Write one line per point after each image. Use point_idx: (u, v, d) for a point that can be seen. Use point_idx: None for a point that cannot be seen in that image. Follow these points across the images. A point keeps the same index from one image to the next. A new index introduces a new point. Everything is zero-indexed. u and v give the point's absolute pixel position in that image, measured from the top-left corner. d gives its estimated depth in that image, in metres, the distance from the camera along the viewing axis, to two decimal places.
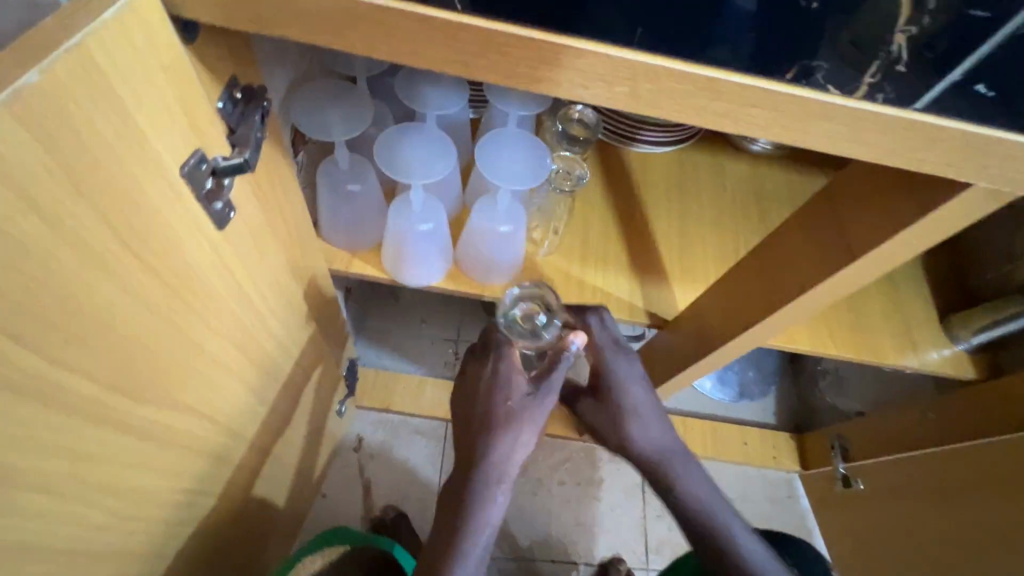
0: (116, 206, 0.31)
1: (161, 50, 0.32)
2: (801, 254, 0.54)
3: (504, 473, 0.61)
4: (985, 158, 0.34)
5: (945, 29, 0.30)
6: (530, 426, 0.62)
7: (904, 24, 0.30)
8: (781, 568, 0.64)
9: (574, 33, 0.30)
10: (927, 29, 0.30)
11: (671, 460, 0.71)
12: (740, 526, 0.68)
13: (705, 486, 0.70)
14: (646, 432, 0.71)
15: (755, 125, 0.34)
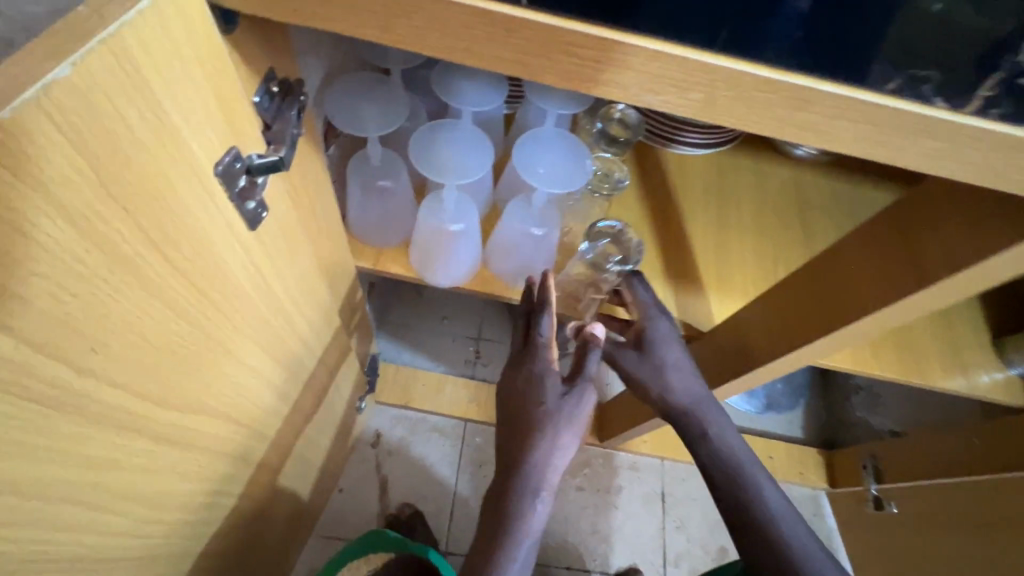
0: (147, 207, 0.29)
1: (200, 41, 0.30)
2: (864, 272, 0.50)
3: (544, 479, 0.59)
4: None
5: None
6: (568, 429, 0.59)
7: None
8: (804, 524, 0.62)
9: (649, 33, 0.27)
10: None
11: (706, 412, 0.68)
12: (766, 478, 0.65)
13: (735, 437, 0.68)
14: (681, 386, 0.68)
15: (842, 139, 0.30)
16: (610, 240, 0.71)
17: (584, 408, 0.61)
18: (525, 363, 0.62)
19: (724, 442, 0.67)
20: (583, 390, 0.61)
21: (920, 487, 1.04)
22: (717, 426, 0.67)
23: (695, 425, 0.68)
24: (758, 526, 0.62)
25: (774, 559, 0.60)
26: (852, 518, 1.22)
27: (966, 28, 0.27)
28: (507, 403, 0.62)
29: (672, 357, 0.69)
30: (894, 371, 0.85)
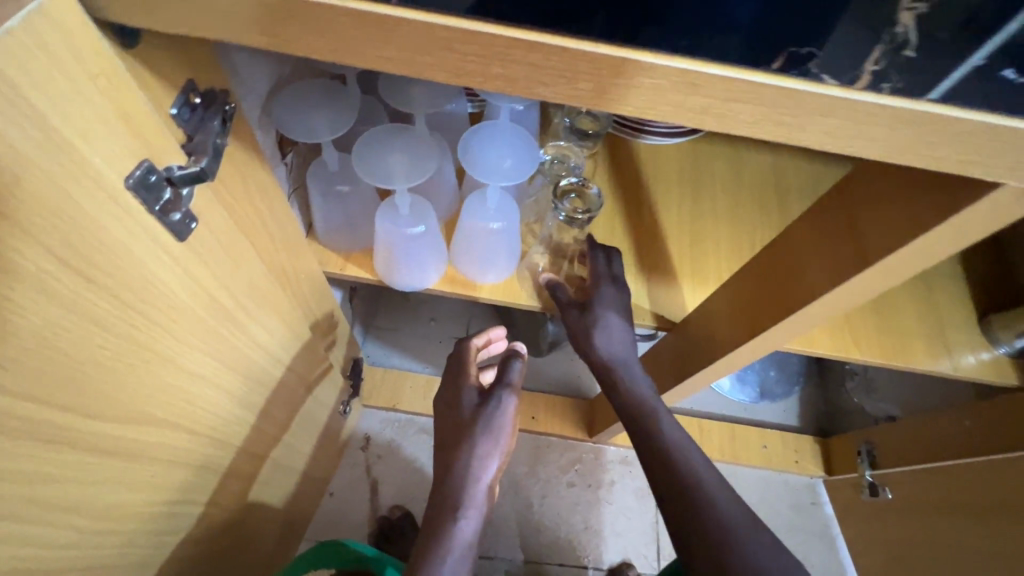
0: (51, 224, 0.30)
1: (89, 57, 0.30)
2: (815, 257, 0.49)
3: (469, 485, 0.67)
4: (1017, 154, 0.29)
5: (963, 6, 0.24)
6: (486, 435, 0.69)
7: (909, 1, 0.24)
8: (711, 471, 0.64)
9: (527, 24, 0.27)
10: (941, 5, 0.24)
11: (628, 368, 0.71)
12: (678, 429, 0.67)
13: (650, 389, 0.71)
14: (606, 345, 0.71)
15: (740, 122, 0.30)
16: (574, 195, 0.72)
17: (500, 414, 0.71)
18: (452, 389, 0.77)
19: (639, 394, 0.70)
20: (497, 397, 0.72)
21: (917, 471, 1.02)
22: (632, 379, 0.71)
23: (613, 379, 0.72)
24: (673, 472, 0.63)
25: (685, 501, 0.61)
26: (849, 505, 1.20)
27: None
28: (440, 426, 0.75)
29: (609, 318, 0.71)
30: (877, 354, 0.83)
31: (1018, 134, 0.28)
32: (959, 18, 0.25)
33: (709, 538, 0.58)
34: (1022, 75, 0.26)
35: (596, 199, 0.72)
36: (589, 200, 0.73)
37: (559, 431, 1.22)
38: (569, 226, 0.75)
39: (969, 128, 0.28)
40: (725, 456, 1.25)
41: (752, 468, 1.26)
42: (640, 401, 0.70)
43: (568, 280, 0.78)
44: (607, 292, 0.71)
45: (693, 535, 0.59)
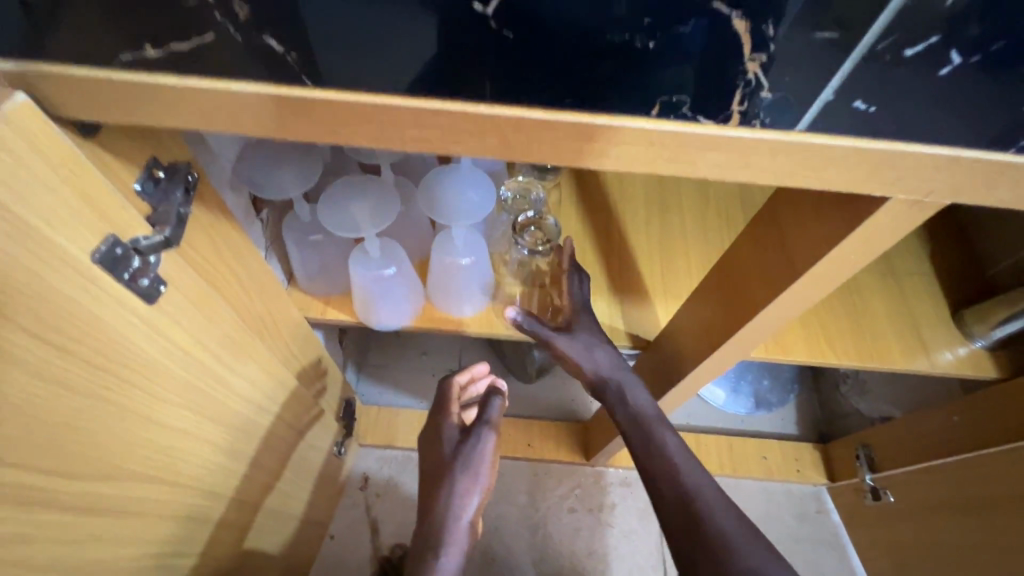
0: (13, 299, 0.32)
1: (50, 151, 0.33)
2: (758, 273, 0.50)
3: (448, 522, 0.68)
4: (891, 171, 0.32)
5: (792, 58, 0.27)
6: (465, 472, 0.71)
7: (750, 54, 0.28)
8: (707, 480, 0.65)
9: (428, 93, 0.30)
10: (778, 57, 0.27)
11: (620, 388, 0.74)
12: (675, 441, 0.69)
13: (647, 404, 0.73)
14: (594, 366, 0.74)
15: (636, 161, 0.33)
16: (534, 229, 0.78)
17: (479, 451, 0.72)
18: (434, 426, 0.78)
19: (631, 413, 0.72)
20: (476, 434, 0.73)
21: (913, 471, 1.02)
22: (626, 398, 0.74)
23: (610, 396, 0.75)
24: (669, 481, 0.66)
25: (684, 510, 0.63)
26: (854, 511, 1.18)
27: (699, 51, 0.28)
28: (425, 465, 0.76)
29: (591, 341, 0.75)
30: (852, 357, 0.84)
31: (885, 153, 0.31)
32: (796, 66, 0.28)
33: (705, 549, 0.60)
34: (870, 105, 0.29)
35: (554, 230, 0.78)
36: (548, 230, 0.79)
37: (556, 456, 1.22)
38: (534, 257, 0.80)
39: (841, 152, 0.31)
40: (725, 470, 1.24)
41: (754, 480, 1.25)
42: (637, 416, 0.72)
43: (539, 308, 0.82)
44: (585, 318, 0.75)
45: (690, 547, 0.61)
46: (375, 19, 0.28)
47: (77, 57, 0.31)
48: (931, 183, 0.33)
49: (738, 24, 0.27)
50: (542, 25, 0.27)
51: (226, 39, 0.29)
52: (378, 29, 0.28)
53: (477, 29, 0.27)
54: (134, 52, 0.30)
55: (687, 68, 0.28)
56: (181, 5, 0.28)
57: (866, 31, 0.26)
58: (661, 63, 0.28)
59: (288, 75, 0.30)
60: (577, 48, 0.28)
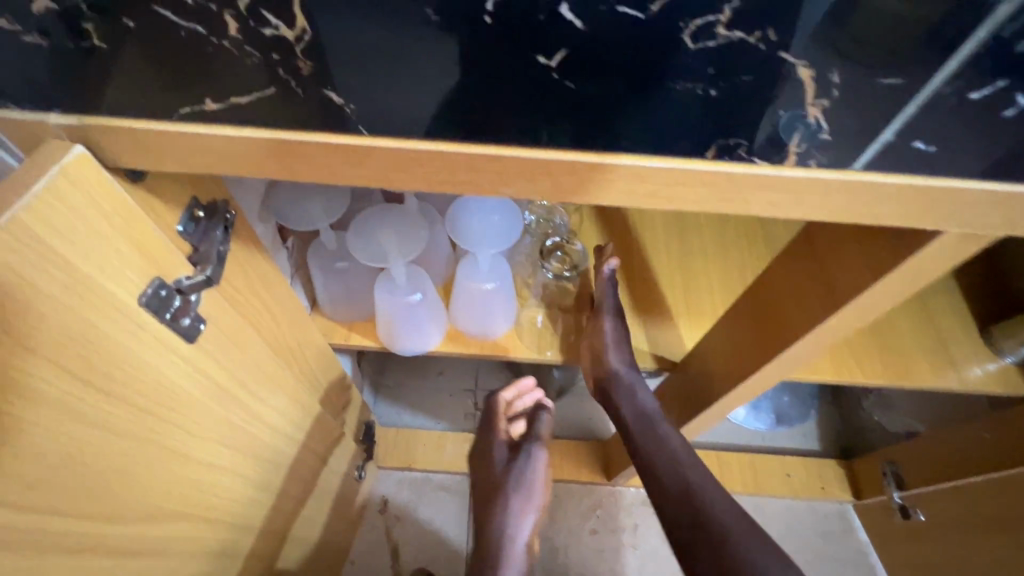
0: (63, 348, 0.32)
1: (105, 201, 0.34)
2: (793, 302, 0.50)
3: (506, 541, 0.67)
4: (946, 207, 0.32)
5: (856, 101, 0.27)
6: (520, 490, 0.71)
7: (813, 99, 0.28)
8: (709, 477, 0.61)
9: (485, 140, 0.30)
10: (841, 101, 0.27)
11: (631, 386, 0.74)
12: (677, 438, 0.66)
13: (652, 403, 0.71)
14: (613, 357, 0.75)
15: (688, 204, 0.33)
16: (560, 255, 0.82)
17: (532, 468, 0.73)
18: (483, 444, 0.79)
19: (637, 410, 0.71)
20: (528, 451, 0.74)
21: (942, 489, 0.99)
22: (633, 395, 0.73)
23: (619, 389, 0.74)
24: (668, 474, 0.62)
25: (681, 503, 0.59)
26: (883, 530, 1.16)
27: (761, 94, 0.28)
28: (476, 483, 0.76)
29: (613, 333, 0.77)
30: (880, 376, 0.83)
31: (942, 191, 0.31)
32: (857, 109, 0.28)
33: (705, 537, 0.54)
34: (931, 146, 0.29)
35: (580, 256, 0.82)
36: (574, 256, 0.82)
37: (575, 477, 1.21)
38: (559, 283, 0.84)
39: (896, 189, 0.31)
40: (748, 488, 1.22)
41: (778, 499, 1.23)
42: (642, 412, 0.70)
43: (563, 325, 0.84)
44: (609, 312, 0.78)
45: (689, 537, 0.56)
46: (439, 71, 0.28)
47: (134, 109, 0.32)
48: (988, 219, 0.32)
49: (802, 72, 0.27)
50: (604, 75, 0.27)
51: (287, 92, 0.29)
52: (440, 82, 0.28)
53: (539, 80, 0.28)
54: (194, 106, 0.31)
55: (746, 114, 0.28)
56: (245, 61, 0.28)
57: (934, 76, 0.26)
58: (721, 109, 0.28)
59: (342, 124, 0.30)
60: (639, 96, 0.28)
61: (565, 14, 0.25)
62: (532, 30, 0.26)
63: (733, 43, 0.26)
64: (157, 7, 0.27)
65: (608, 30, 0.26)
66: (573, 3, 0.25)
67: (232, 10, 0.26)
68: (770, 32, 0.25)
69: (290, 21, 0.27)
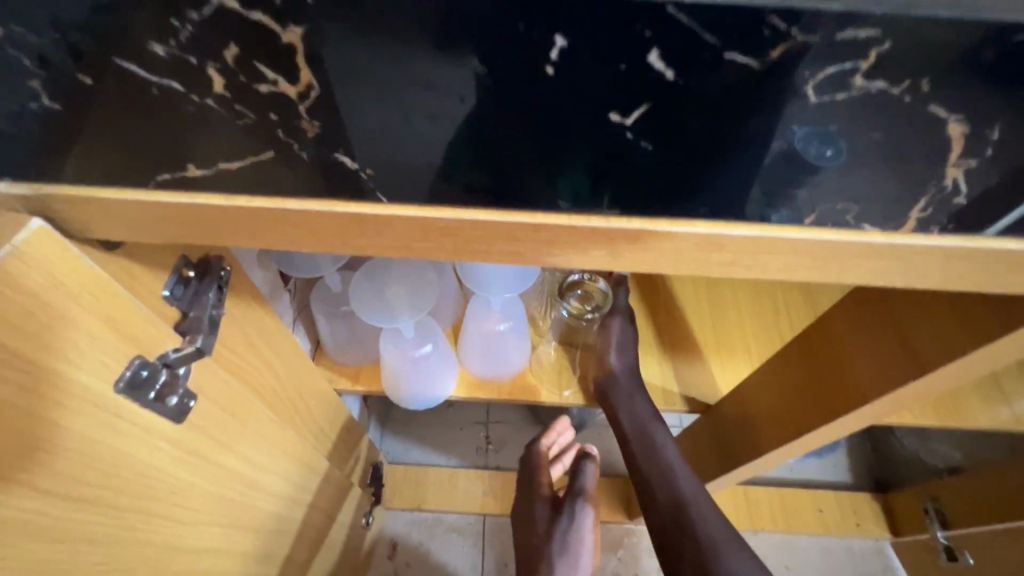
0: (9, 459, 0.26)
1: (75, 279, 0.28)
2: (861, 359, 0.46)
3: None
4: None
5: (1011, 162, 0.25)
6: (563, 557, 0.66)
7: (958, 159, 0.25)
8: (701, 491, 0.62)
9: (570, 209, 0.28)
10: (991, 160, 0.25)
11: (630, 392, 0.69)
12: (673, 449, 0.66)
13: (649, 412, 0.69)
14: (617, 360, 0.71)
15: (768, 269, 0.30)
16: (581, 293, 0.73)
17: (577, 531, 0.67)
18: (526, 501, 0.74)
19: (634, 418, 0.68)
20: (571, 511, 0.68)
21: (998, 533, 0.90)
22: (631, 401, 0.69)
23: (615, 393, 0.70)
24: (663, 485, 0.62)
25: (675, 516, 0.60)
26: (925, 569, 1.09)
27: (896, 152, 0.25)
28: (520, 544, 0.72)
29: (625, 340, 0.72)
30: (928, 416, 0.76)
31: None
32: (1009, 171, 0.25)
33: (690, 557, 0.57)
34: None
35: (603, 295, 0.73)
36: (596, 295, 0.74)
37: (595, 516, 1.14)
38: (579, 324, 0.75)
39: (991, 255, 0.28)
40: (779, 526, 1.15)
41: (811, 536, 1.16)
42: (639, 421, 0.68)
43: (579, 359, 0.77)
44: (620, 314, 0.72)
45: (674, 552, 0.59)
46: (494, 132, 0.25)
47: (102, 176, 0.28)
48: None
49: (953, 128, 0.24)
50: (697, 135, 0.24)
51: (293, 157, 0.26)
52: (505, 145, 0.25)
53: (615, 138, 0.25)
54: (172, 172, 0.27)
55: (853, 177, 0.26)
56: (235, 122, 0.25)
57: None
58: (841, 170, 0.25)
59: (361, 190, 0.28)
60: (756, 156, 0.25)
61: (656, 64, 0.22)
62: (619, 84, 0.23)
63: (870, 93, 0.23)
64: (120, 60, 0.23)
65: (730, 90, 0.23)
66: (667, 53, 0.22)
67: (215, 62, 0.23)
68: (923, 81, 0.22)
69: (291, 74, 0.23)
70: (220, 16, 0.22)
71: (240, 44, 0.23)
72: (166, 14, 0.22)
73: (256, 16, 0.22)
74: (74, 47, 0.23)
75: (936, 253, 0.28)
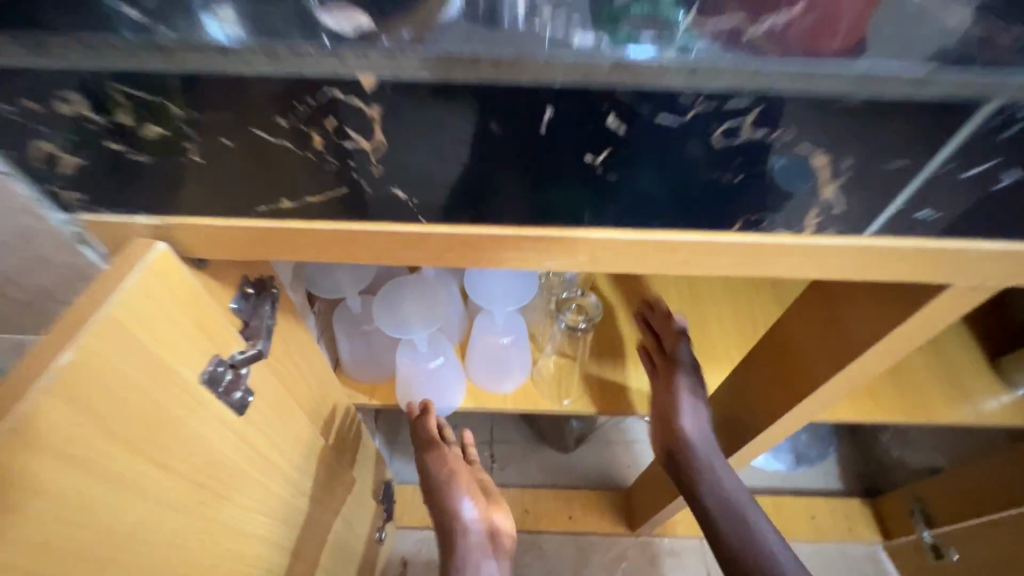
0: (130, 426, 0.34)
1: (183, 291, 0.37)
2: (811, 346, 0.54)
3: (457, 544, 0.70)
4: (939, 262, 0.37)
5: (866, 183, 0.33)
6: (444, 498, 0.70)
7: (828, 179, 0.33)
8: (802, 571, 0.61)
9: (552, 224, 0.37)
10: (851, 179, 0.32)
11: (709, 463, 0.69)
12: (765, 526, 0.65)
13: (735, 485, 0.69)
14: (690, 426, 0.71)
15: (717, 267, 0.39)
16: (574, 307, 0.81)
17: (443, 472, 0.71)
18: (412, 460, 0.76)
19: (719, 493, 0.68)
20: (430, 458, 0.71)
21: (975, 528, 0.96)
22: (711, 472, 0.69)
23: (692, 463, 0.70)
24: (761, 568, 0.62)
25: None
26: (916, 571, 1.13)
27: (782, 177, 0.33)
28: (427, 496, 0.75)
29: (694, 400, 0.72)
30: (898, 413, 0.83)
31: (936, 253, 0.36)
32: (863, 188, 0.33)
33: None
34: (935, 214, 0.34)
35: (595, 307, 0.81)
36: (589, 309, 0.82)
37: (598, 528, 1.18)
38: (574, 336, 0.82)
39: (887, 250, 0.37)
40: None
41: (806, 542, 1.20)
42: (726, 496, 0.68)
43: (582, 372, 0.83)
44: (685, 376, 0.72)
45: None
46: (488, 167, 0.33)
47: (207, 208, 0.36)
48: (987, 276, 0.38)
49: (818, 158, 0.31)
50: (642, 171, 0.33)
51: (357, 191, 0.35)
52: (498, 177, 0.34)
53: (581, 170, 0.33)
54: (270, 205, 0.36)
55: (753, 194, 0.34)
56: (324, 167, 0.34)
57: (930, 162, 0.31)
58: (745, 191, 0.34)
59: (405, 214, 0.36)
60: (676, 180, 0.33)
61: (612, 123, 0.30)
62: (584, 136, 0.31)
63: (756, 139, 0.30)
64: (255, 129, 0.31)
65: (654, 136, 0.31)
66: (621, 116, 0.30)
67: (320, 130, 0.31)
68: (790, 130, 0.30)
69: (369, 135, 0.32)
70: (336, 105, 0.30)
71: (338, 117, 0.31)
72: (291, 99, 0.29)
73: (352, 101, 0.30)
74: (216, 122, 0.31)
75: (842, 250, 0.37)
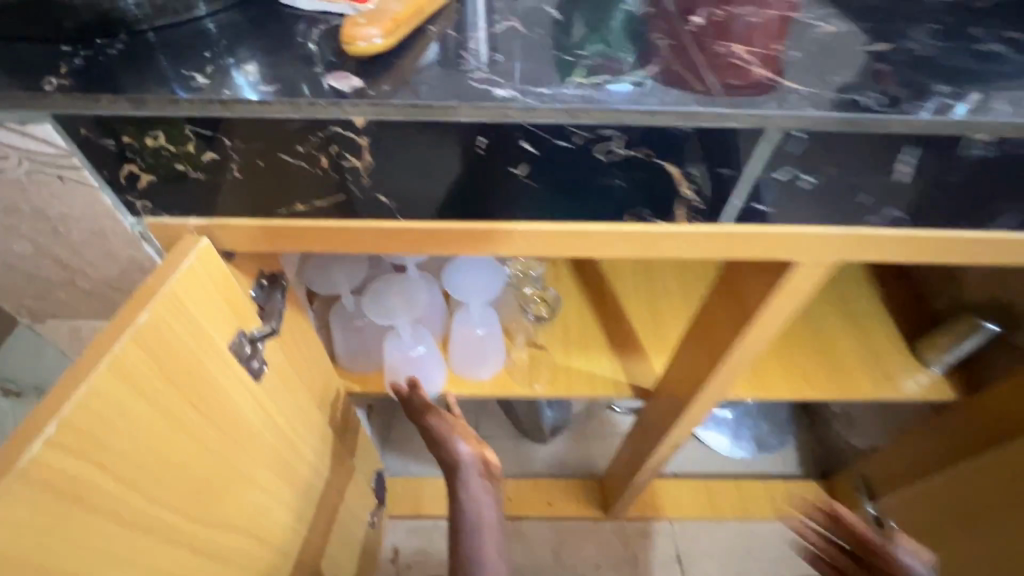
0: (181, 374, 0.45)
1: (219, 277, 0.49)
2: (721, 327, 0.64)
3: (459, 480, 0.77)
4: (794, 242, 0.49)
5: (711, 185, 0.46)
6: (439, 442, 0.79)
7: (684, 184, 0.46)
8: None
9: (489, 220, 0.48)
10: (698, 182, 0.46)
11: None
12: None
13: None
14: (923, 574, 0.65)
15: (627, 251, 0.51)
16: (539, 300, 0.96)
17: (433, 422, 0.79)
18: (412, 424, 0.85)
19: None
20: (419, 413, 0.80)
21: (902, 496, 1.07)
22: None
23: None
24: None
25: None
26: None
27: (649, 182, 0.46)
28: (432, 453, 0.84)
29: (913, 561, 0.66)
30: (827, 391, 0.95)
31: (788, 235, 0.49)
32: (707, 190, 0.46)
33: None
34: (766, 208, 0.47)
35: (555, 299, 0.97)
36: (550, 301, 0.98)
37: (576, 513, 1.28)
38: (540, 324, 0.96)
39: (754, 235, 0.49)
40: (738, 513, 1.30)
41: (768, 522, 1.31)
42: None
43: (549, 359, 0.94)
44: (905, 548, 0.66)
45: None
46: (442, 178, 0.45)
47: (236, 212, 0.48)
48: (832, 254, 0.50)
49: (672, 170, 0.45)
50: (555, 177, 0.45)
51: (351, 198, 0.47)
52: (450, 185, 0.46)
53: (510, 179, 0.45)
54: (288, 208, 0.48)
55: (628, 194, 0.47)
56: (329, 181, 0.45)
57: (745, 164, 0.44)
58: (623, 191, 0.46)
59: (384, 213, 0.48)
60: (573, 184, 0.46)
61: (528, 147, 0.43)
62: (507, 154, 0.44)
63: (630, 158, 0.44)
64: (282, 156, 0.44)
65: (557, 155, 0.44)
66: (531, 141, 0.43)
67: (326, 154, 0.44)
68: (650, 151, 0.44)
69: (361, 157, 0.44)
70: (338, 138, 0.43)
71: (338, 145, 0.43)
72: (308, 134, 0.42)
73: (351, 135, 0.42)
74: (250, 150, 0.43)
75: (719, 234, 0.49)
